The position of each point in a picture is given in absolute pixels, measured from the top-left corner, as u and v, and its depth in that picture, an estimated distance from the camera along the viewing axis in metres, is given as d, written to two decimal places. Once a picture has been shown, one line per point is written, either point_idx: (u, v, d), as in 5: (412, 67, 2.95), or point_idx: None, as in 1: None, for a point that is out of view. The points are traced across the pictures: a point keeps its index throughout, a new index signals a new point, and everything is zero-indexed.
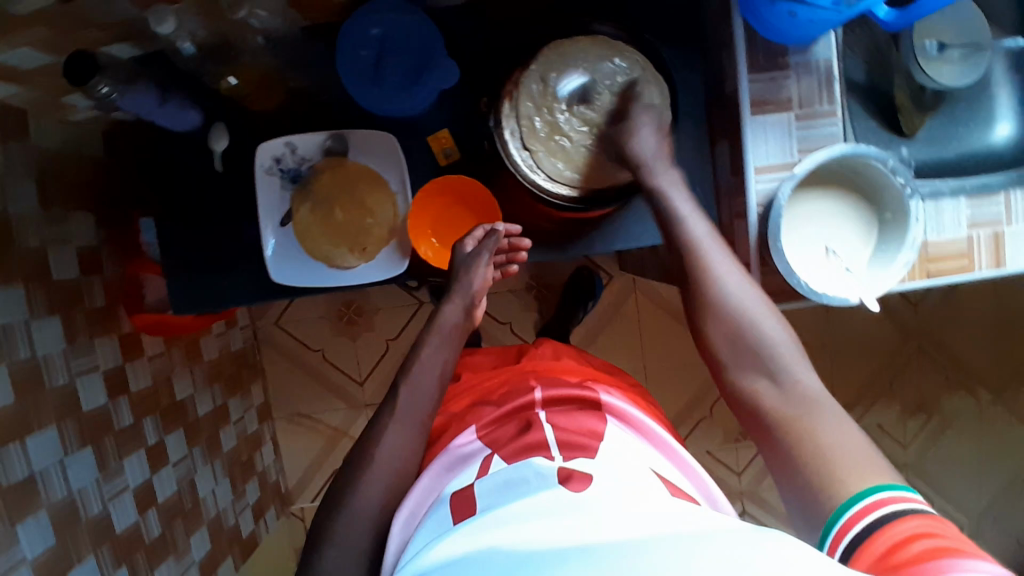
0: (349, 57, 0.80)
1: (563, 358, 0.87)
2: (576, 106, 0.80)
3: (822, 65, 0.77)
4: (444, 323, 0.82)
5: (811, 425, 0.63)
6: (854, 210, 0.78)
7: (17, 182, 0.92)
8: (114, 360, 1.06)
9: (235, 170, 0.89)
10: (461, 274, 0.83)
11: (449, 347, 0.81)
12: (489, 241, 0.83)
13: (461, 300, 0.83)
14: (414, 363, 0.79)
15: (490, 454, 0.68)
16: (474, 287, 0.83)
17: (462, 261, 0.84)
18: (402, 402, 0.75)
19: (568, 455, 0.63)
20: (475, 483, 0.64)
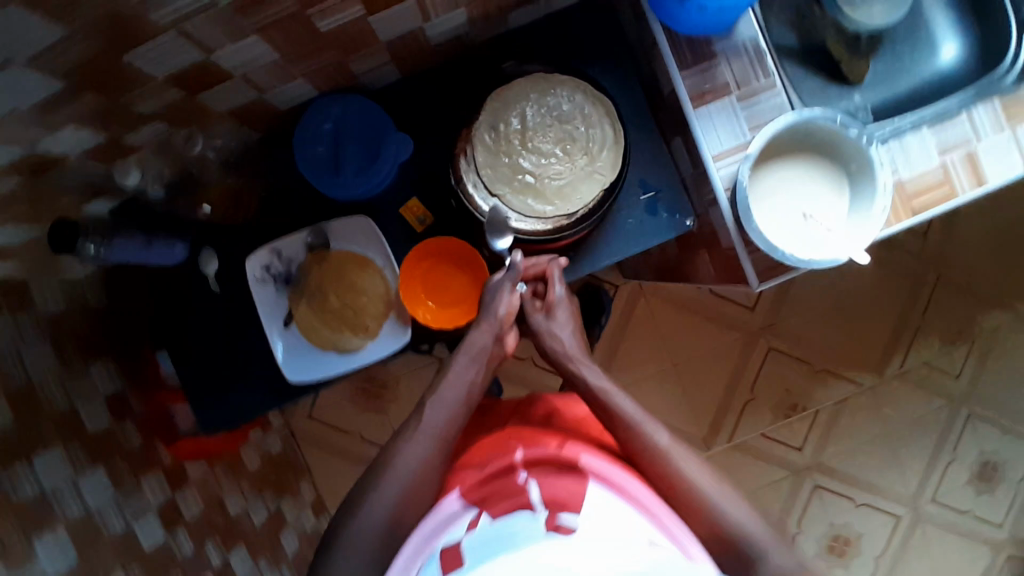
0: (307, 156, 0.84)
1: (550, 415, 0.79)
2: (529, 142, 0.81)
3: (749, 43, 0.80)
4: (472, 347, 0.80)
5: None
6: (820, 171, 0.79)
7: (35, 349, 0.97)
8: (162, 493, 1.10)
9: (230, 286, 0.92)
10: (489, 297, 0.82)
11: (478, 368, 0.80)
12: (516, 267, 0.82)
13: (488, 325, 0.81)
14: (441, 383, 0.79)
15: (477, 511, 0.62)
16: (501, 312, 0.81)
17: (491, 289, 0.82)
18: (428, 415, 0.76)
19: (553, 512, 0.58)
20: (462, 539, 0.59)
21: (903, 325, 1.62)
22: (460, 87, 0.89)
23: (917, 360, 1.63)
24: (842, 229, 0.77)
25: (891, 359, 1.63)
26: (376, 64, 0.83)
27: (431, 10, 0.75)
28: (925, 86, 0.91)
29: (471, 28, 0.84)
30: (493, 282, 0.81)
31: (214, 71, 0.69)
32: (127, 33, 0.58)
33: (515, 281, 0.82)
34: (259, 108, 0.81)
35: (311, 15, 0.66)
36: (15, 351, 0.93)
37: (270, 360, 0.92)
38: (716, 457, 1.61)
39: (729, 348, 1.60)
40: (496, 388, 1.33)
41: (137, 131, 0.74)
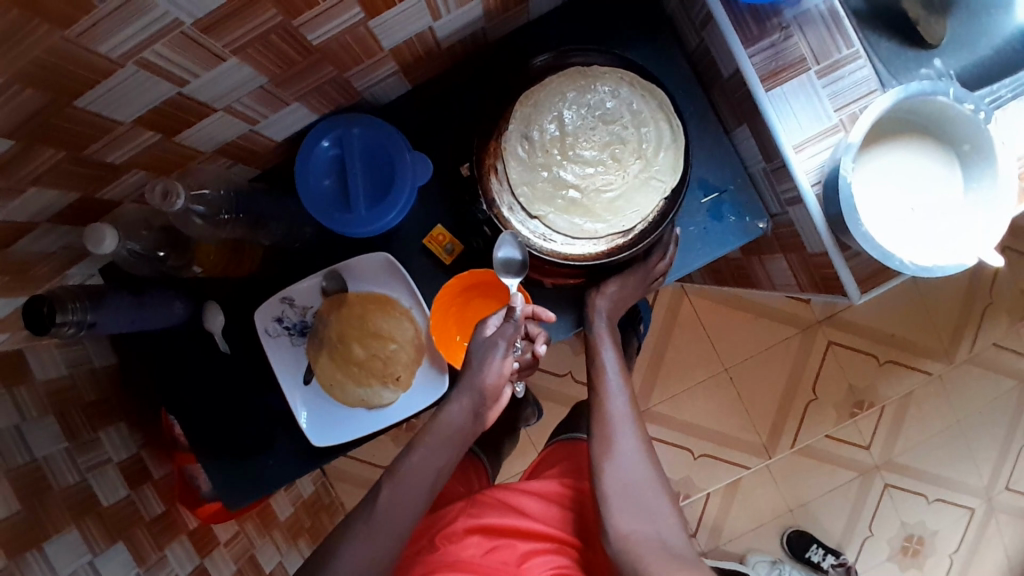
0: (312, 190, 0.73)
1: (507, 511, 0.78)
2: (571, 151, 0.70)
3: (825, 7, 0.66)
4: (446, 423, 0.67)
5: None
6: (928, 155, 0.65)
7: (38, 426, 0.88)
8: (189, 560, 1.04)
9: (240, 342, 0.81)
10: (474, 363, 0.66)
11: (449, 453, 0.67)
12: (508, 328, 0.67)
13: (469, 399, 0.66)
14: (404, 459, 0.67)
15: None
16: (487, 382, 0.65)
17: (476, 351, 0.67)
18: (381, 507, 0.64)
19: None
20: None
21: (972, 303, 1.47)
22: (478, 94, 0.77)
23: (987, 341, 1.48)
24: (949, 224, 0.65)
25: (961, 342, 1.48)
26: (380, 76, 0.70)
27: (440, 6, 0.63)
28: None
29: (486, 22, 0.72)
30: (477, 339, 0.67)
31: (191, 106, 0.57)
32: (74, 77, 0.46)
33: (508, 347, 0.66)
34: (250, 142, 0.70)
35: (300, 25, 0.54)
36: (14, 431, 0.84)
37: (291, 422, 0.82)
38: (778, 465, 1.48)
39: (783, 345, 1.46)
40: (535, 415, 1.22)
41: (113, 185, 0.63)
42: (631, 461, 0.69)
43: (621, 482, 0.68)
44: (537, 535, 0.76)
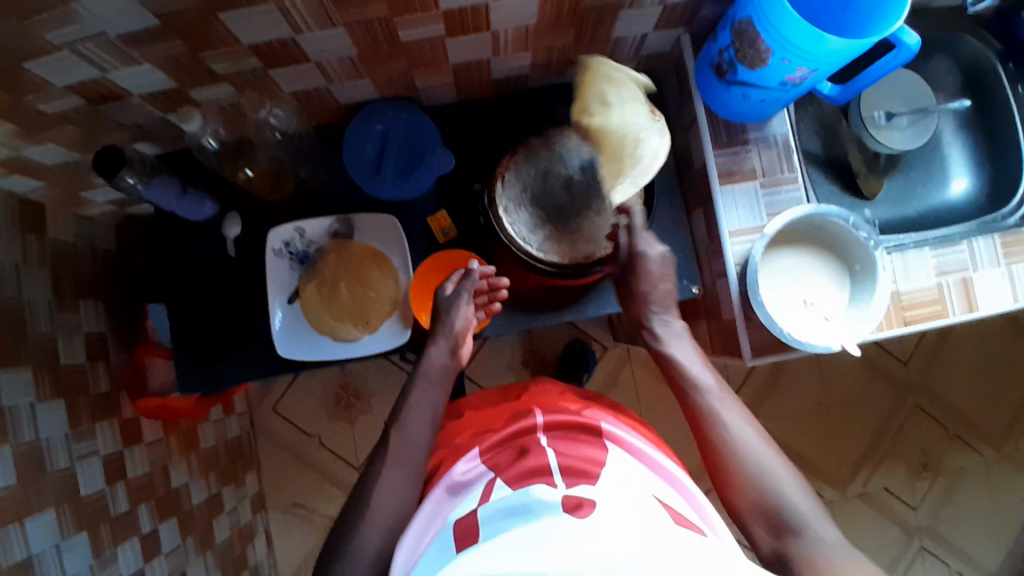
0: (354, 150, 0.89)
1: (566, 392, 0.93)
2: (560, 179, 0.86)
3: (780, 139, 0.88)
4: (431, 364, 0.84)
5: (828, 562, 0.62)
6: (825, 264, 0.86)
7: (34, 271, 0.97)
8: (113, 444, 1.06)
9: (247, 253, 0.93)
10: (444, 315, 0.86)
11: (440, 389, 0.83)
12: (467, 282, 0.87)
13: (446, 340, 0.85)
14: (403, 407, 0.82)
15: (494, 477, 0.73)
16: (456, 327, 0.85)
17: (445, 302, 0.86)
18: (394, 445, 0.78)
19: (570, 482, 0.67)
20: (477, 509, 0.68)
21: (874, 444, 1.65)
22: (508, 121, 0.96)
23: (879, 484, 1.65)
24: (839, 319, 0.84)
25: (856, 478, 1.64)
26: (438, 82, 0.88)
27: (502, 46, 0.82)
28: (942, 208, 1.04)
29: (531, 71, 0.91)
30: (437, 297, 0.86)
31: (296, 50, 0.74)
32: None
33: (468, 295, 0.86)
34: (321, 95, 0.86)
35: (398, 22, 0.72)
36: (13, 268, 0.92)
37: (265, 334, 0.93)
38: None
39: None
40: None
41: (203, 88, 0.78)
42: (703, 396, 0.79)
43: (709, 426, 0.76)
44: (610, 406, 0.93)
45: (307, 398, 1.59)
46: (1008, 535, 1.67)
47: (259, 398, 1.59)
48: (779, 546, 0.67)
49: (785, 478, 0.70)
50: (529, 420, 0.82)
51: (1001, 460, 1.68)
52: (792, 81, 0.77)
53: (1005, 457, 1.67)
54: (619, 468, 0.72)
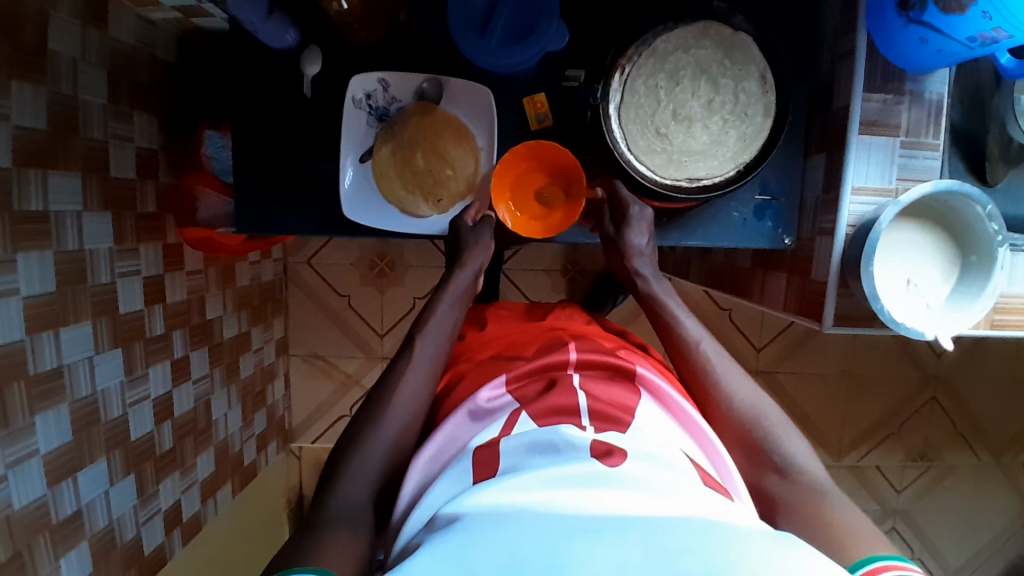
0: (462, 5, 0.78)
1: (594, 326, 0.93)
2: (688, 89, 0.76)
3: (934, 99, 0.78)
4: (458, 285, 0.82)
5: (821, 501, 0.64)
6: (939, 248, 0.79)
7: (90, 69, 0.89)
8: (155, 268, 1.05)
9: (324, 97, 0.86)
10: (468, 242, 0.83)
11: (460, 308, 0.81)
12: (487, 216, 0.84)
13: (474, 267, 0.82)
14: (428, 318, 0.79)
15: (518, 409, 0.69)
16: (485, 255, 0.83)
17: (471, 231, 0.83)
18: (415, 352, 0.76)
19: (599, 427, 0.64)
20: (499, 439, 0.65)
21: (881, 425, 1.65)
22: None
23: (873, 461, 1.67)
24: (935, 309, 0.78)
25: (853, 451, 1.66)
26: None
27: None
28: None
29: None
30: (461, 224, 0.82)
31: None
32: None
33: (490, 230, 0.84)
34: None
35: None
36: (71, 63, 0.85)
37: (329, 190, 0.87)
38: None
39: None
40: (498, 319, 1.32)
41: None
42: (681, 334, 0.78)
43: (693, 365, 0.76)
44: (640, 347, 0.91)
45: (342, 258, 1.57)
46: (978, 534, 1.73)
47: (294, 248, 1.57)
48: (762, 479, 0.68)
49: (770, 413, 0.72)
50: (561, 354, 0.77)
51: (995, 467, 1.70)
52: (982, 40, 0.66)
53: (1001, 465, 1.69)
54: (652, 420, 0.68)
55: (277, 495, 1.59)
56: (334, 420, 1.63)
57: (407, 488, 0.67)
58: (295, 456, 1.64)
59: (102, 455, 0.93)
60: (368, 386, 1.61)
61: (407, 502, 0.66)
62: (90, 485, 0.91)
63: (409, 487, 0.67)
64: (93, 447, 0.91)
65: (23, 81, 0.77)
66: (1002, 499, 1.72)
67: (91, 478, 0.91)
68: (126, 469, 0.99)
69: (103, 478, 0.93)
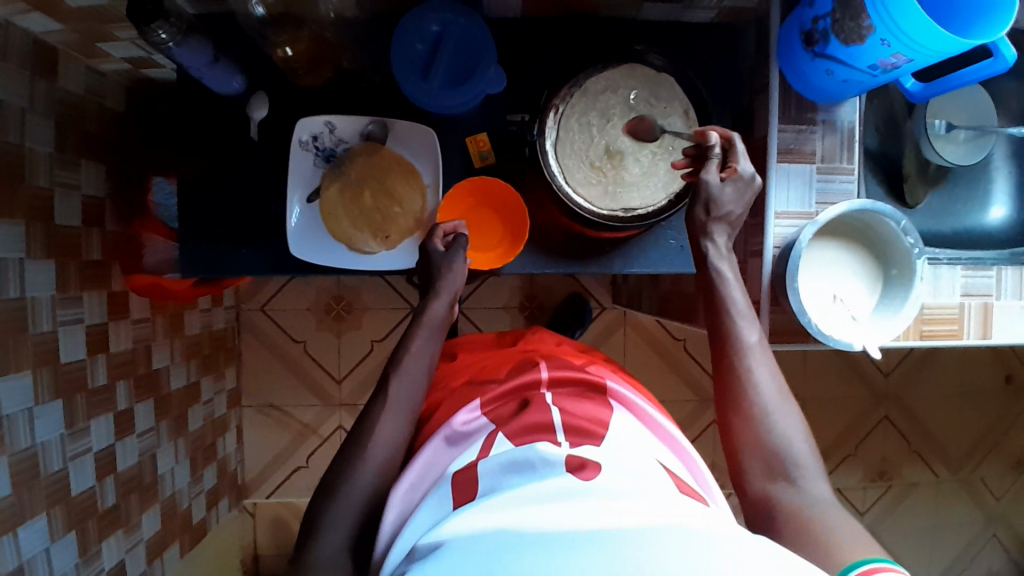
0: (405, 50, 0.82)
1: (560, 345, 0.95)
2: (618, 127, 0.81)
3: (846, 126, 0.85)
4: (433, 317, 0.81)
5: (825, 514, 0.63)
6: (863, 263, 0.84)
7: (37, 117, 0.89)
8: (99, 316, 1.02)
9: (272, 139, 0.88)
10: (443, 270, 0.82)
11: (436, 340, 0.81)
12: (461, 241, 0.83)
13: (447, 296, 0.82)
14: (402, 355, 0.78)
15: (495, 430, 0.70)
16: (459, 282, 0.82)
17: (440, 259, 0.82)
18: (393, 390, 0.75)
19: (574, 442, 0.65)
20: (479, 461, 0.65)
21: (839, 446, 1.69)
22: (572, 47, 0.88)
23: (834, 482, 1.70)
24: (865, 322, 0.82)
25: None
26: None
27: None
28: (979, 231, 0.98)
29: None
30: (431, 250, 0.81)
31: None
32: None
33: (463, 256, 0.82)
34: None
35: None
36: (19, 112, 0.85)
37: (278, 231, 0.88)
38: None
39: (682, 405, 1.62)
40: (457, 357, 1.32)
41: None
42: (730, 320, 0.75)
43: (732, 356, 0.73)
44: (603, 360, 0.93)
45: (298, 302, 1.56)
46: (943, 550, 1.76)
47: (249, 294, 1.55)
48: (769, 488, 0.67)
49: (794, 423, 0.70)
50: (532, 374, 0.78)
51: (952, 481, 1.75)
52: (884, 66, 0.73)
53: (956, 479, 1.74)
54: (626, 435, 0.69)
55: (231, 556, 1.50)
56: (288, 472, 1.57)
57: (385, 530, 0.65)
58: (248, 513, 1.57)
59: (42, 512, 0.88)
60: (325, 434, 1.57)
61: (387, 543, 0.64)
62: (29, 542, 0.86)
63: (389, 525, 0.65)
64: (31, 504, 0.86)
65: None
66: (962, 512, 1.76)
67: (29, 536, 0.86)
68: (69, 525, 0.94)
69: (44, 534, 0.88)
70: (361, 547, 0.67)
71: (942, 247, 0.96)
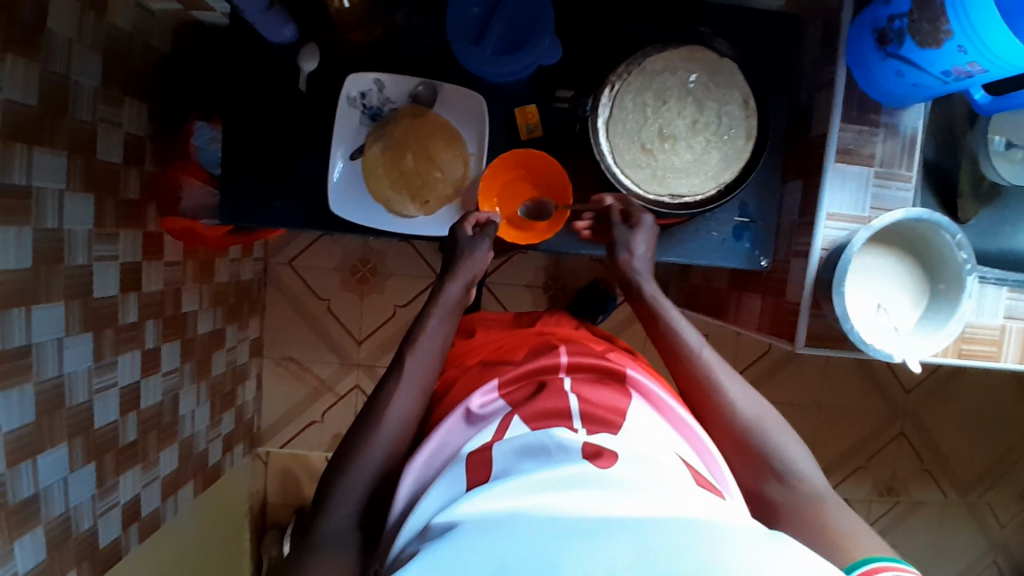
0: (459, 12, 0.81)
1: (581, 329, 0.94)
2: (672, 110, 0.79)
3: (908, 131, 0.82)
4: (448, 299, 0.80)
5: (823, 514, 0.66)
6: (909, 274, 0.82)
7: (86, 50, 0.89)
8: (133, 255, 1.04)
9: (319, 93, 0.87)
10: (462, 253, 0.81)
11: (450, 321, 0.80)
12: (491, 228, 0.82)
13: (463, 279, 0.81)
14: (418, 333, 0.77)
15: (511, 413, 0.69)
16: (478, 267, 0.81)
17: (464, 243, 0.82)
18: (410, 365, 0.75)
19: (590, 430, 0.65)
20: (491, 446, 0.64)
21: (850, 457, 1.67)
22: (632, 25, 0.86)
23: (840, 493, 1.68)
24: (907, 335, 0.80)
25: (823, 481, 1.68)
26: None
27: None
28: None
29: None
30: (458, 234, 0.80)
31: None
32: None
33: (490, 241, 0.82)
34: None
35: None
36: (66, 43, 0.85)
37: (317, 187, 0.87)
38: None
39: None
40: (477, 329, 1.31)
41: None
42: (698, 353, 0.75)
43: (704, 385, 0.74)
44: (623, 348, 0.92)
45: (324, 261, 1.56)
46: (944, 571, 1.75)
47: (276, 248, 1.56)
48: (762, 491, 0.70)
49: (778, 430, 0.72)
50: (551, 359, 0.78)
51: (961, 503, 1.73)
52: (956, 74, 0.70)
53: (966, 502, 1.72)
54: (641, 425, 0.68)
55: (240, 500, 1.54)
56: (302, 425, 1.60)
57: (399, 503, 0.66)
58: (260, 462, 1.60)
59: (63, 441, 0.90)
60: (341, 393, 1.59)
61: (400, 515, 0.65)
62: (50, 468, 0.88)
63: (402, 500, 0.66)
64: (54, 432, 0.88)
65: (17, 56, 0.77)
66: (968, 536, 1.74)
67: (51, 462, 0.88)
68: (88, 457, 0.96)
69: (63, 463, 0.91)
70: (374, 506, 0.68)
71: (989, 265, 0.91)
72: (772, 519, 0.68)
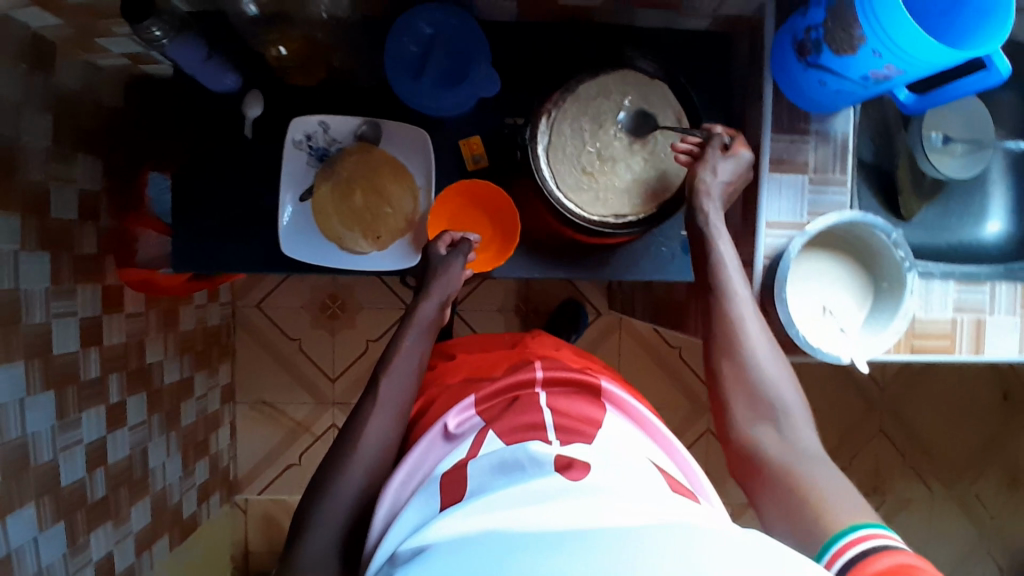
0: (397, 50, 0.82)
1: (561, 349, 0.95)
2: (608, 133, 0.81)
3: (839, 137, 0.84)
4: (421, 319, 0.81)
5: (802, 470, 0.68)
6: (852, 275, 0.84)
7: (34, 111, 0.90)
8: (93, 309, 1.03)
9: (265, 137, 0.88)
10: (437, 272, 0.82)
11: (426, 340, 0.81)
12: (462, 248, 0.84)
13: (438, 297, 0.82)
14: (391, 355, 0.78)
15: (485, 429, 0.70)
16: (453, 286, 0.82)
17: (435, 262, 0.83)
18: (382, 392, 0.75)
19: (566, 440, 0.65)
20: (469, 462, 0.65)
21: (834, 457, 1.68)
22: (566, 53, 0.89)
23: None
24: (855, 337, 0.82)
25: None
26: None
27: None
28: (977, 243, 0.98)
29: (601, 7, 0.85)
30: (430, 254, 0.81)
31: None
32: None
33: (462, 261, 0.82)
34: None
35: None
36: (13, 106, 0.86)
37: (269, 230, 0.88)
38: None
39: (675, 412, 1.61)
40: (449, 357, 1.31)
41: None
42: (722, 274, 0.78)
43: (737, 341, 0.75)
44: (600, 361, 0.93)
45: (293, 300, 1.56)
46: (940, 564, 1.74)
47: (245, 291, 1.56)
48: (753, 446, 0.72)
49: (780, 370, 0.74)
50: (527, 374, 0.78)
51: (949, 495, 1.73)
52: (875, 78, 0.73)
53: (953, 493, 1.73)
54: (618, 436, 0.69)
55: (220, 551, 1.50)
56: (281, 469, 1.58)
57: (375, 528, 0.65)
58: (240, 509, 1.57)
59: (30, 502, 0.88)
60: (319, 433, 1.57)
61: (376, 541, 0.65)
62: (18, 531, 0.86)
63: (380, 522, 0.66)
64: (21, 493, 0.86)
65: None
66: (959, 527, 1.74)
67: (19, 524, 0.86)
68: (58, 515, 0.94)
69: (31, 525, 0.89)
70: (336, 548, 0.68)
71: (934, 260, 0.95)
72: (754, 470, 0.71)
